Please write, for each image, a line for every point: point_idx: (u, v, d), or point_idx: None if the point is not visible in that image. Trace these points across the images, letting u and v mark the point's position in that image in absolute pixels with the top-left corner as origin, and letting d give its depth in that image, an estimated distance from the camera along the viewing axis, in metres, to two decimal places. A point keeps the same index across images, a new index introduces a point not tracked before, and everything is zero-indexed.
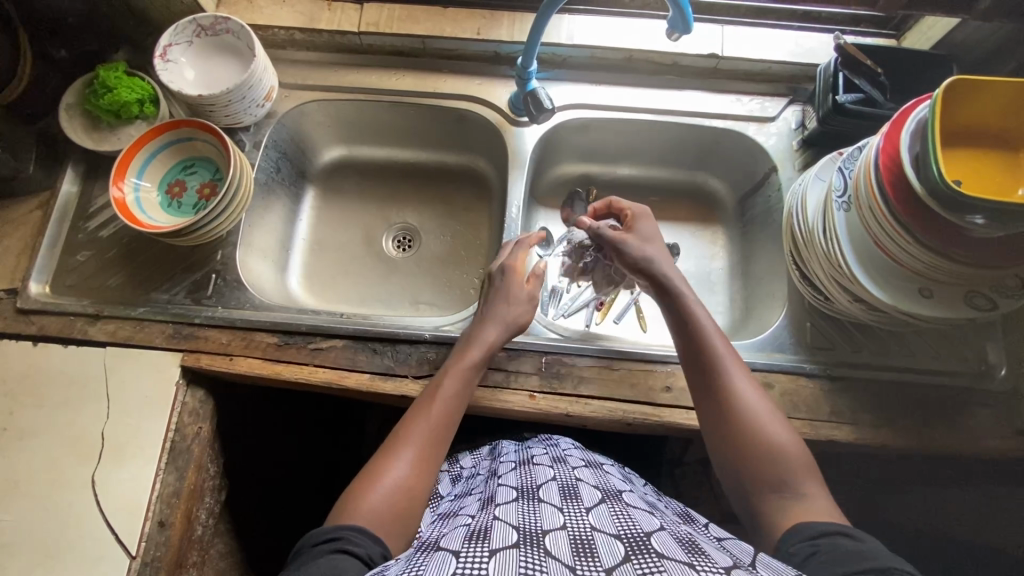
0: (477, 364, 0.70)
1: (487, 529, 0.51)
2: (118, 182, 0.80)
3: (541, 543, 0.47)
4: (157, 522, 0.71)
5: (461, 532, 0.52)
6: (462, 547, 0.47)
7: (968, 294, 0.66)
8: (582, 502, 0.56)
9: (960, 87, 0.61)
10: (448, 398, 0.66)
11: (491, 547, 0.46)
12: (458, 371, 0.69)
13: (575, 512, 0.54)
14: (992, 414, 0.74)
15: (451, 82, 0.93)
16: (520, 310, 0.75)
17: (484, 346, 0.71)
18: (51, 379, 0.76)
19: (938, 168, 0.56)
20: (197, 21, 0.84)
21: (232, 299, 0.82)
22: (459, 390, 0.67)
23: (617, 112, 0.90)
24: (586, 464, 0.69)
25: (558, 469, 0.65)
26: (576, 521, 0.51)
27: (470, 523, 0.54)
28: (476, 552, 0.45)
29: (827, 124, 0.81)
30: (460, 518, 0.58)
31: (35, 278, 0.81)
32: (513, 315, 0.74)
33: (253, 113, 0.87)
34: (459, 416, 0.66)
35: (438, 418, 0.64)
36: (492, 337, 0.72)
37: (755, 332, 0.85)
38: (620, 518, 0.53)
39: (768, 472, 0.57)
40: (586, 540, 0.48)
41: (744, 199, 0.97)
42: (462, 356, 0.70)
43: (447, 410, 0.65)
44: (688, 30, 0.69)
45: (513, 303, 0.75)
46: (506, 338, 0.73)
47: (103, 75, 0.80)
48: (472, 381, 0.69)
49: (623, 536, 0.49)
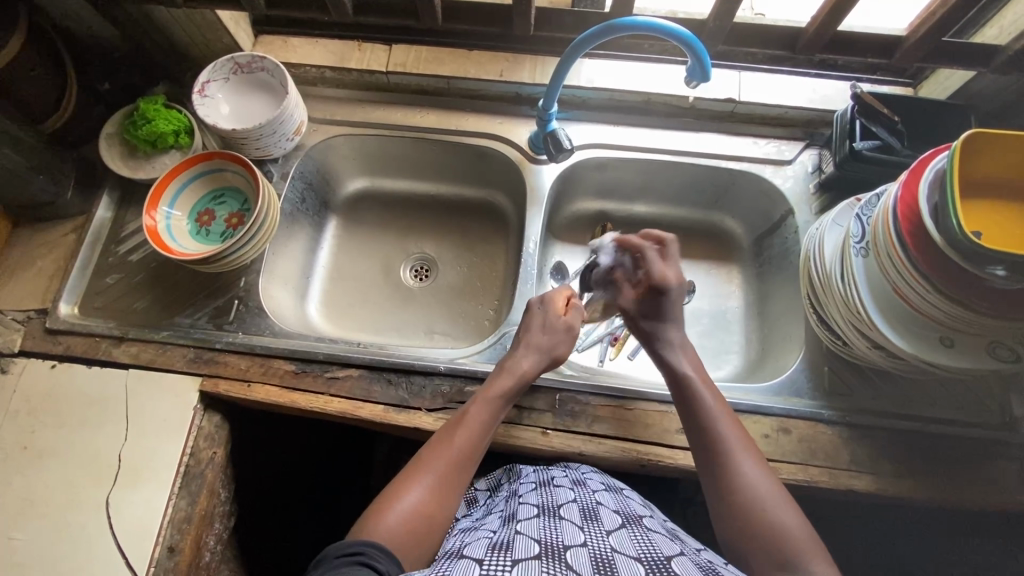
0: (505, 394, 0.69)
1: (509, 542, 0.50)
2: (150, 211, 0.83)
3: (562, 556, 0.47)
4: (166, 547, 0.71)
5: (482, 543, 0.52)
6: (484, 555, 0.47)
7: (990, 344, 0.65)
8: (603, 524, 0.56)
9: (979, 140, 0.61)
10: (473, 424, 0.65)
11: (513, 557, 0.46)
12: (485, 399, 0.68)
13: (596, 532, 0.53)
14: (1018, 468, 0.72)
15: (474, 120, 0.96)
16: (559, 341, 0.74)
17: (513, 375, 0.70)
18: (72, 399, 0.78)
19: (957, 219, 0.56)
20: (234, 59, 0.88)
21: (253, 325, 0.84)
22: (486, 418, 0.67)
23: (634, 152, 0.92)
24: (606, 488, 0.68)
25: (578, 492, 0.64)
26: (597, 540, 0.51)
27: (491, 536, 0.54)
28: (499, 562, 0.46)
29: (844, 169, 0.82)
30: (482, 532, 0.58)
31: (65, 299, 0.84)
32: (550, 344, 0.74)
33: (282, 146, 0.90)
34: (484, 444, 0.65)
35: (462, 446, 0.63)
36: (523, 366, 0.71)
37: (770, 374, 0.85)
38: (640, 541, 0.53)
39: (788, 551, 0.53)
40: (606, 557, 0.48)
41: (760, 238, 0.97)
42: (491, 385, 0.69)
43: (473, 439, 0.64)
44: (706, 78, 0.70)
45: (551, 329, 0.75)
46: (537, 367, 0.72)
47: (142, 107, 0.84)
48: (499, 410, 0.68)
49: (644, 559, 0.49)
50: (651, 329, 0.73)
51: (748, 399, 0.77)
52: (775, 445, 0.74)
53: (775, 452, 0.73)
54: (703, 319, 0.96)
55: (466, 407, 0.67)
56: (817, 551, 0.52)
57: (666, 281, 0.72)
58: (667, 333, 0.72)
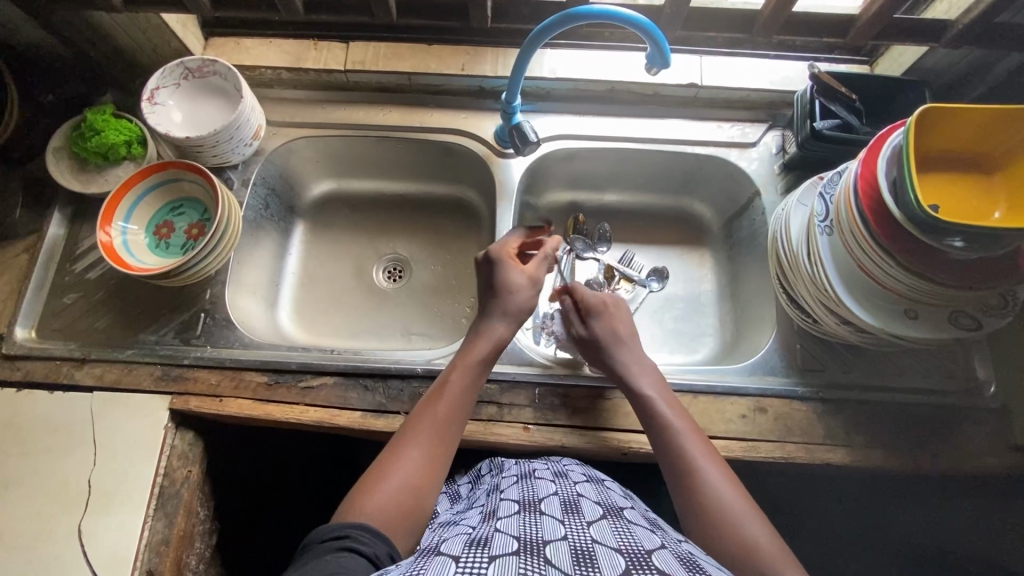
0: (484, 360, 0.70)
1: (487, 538, 0.50)
2: (105, 226, 0.79)
3: (541, 552, 0.47)
4: (145, 571, 0.70)
5: (461, 540, 0.51)
6: (462, 553, 0.46)
7: (952, 314, 0.67)
8: (583, 516, 0.56)
9: (931, 116, 0.62)
10: (456, 393, 0.67)
11: (491, 554, 0.46)
12: (465, 366, 0.69)
13: (576, 525, 0.53)
14: (983, 431, 0.75)
15: (437, 115, 0.95)
16: (524, 295, 0.74)
17: (493, 341, 0.72)
18: (35, 426, 0.75)
19: (914, 194, 0.57)
20: (185, 64, 0.85)
21: (221, 338, 0.81)
22: (467, 386, 0.68)
23: (599, 141, 0.92)
24: (587, 479, 0.68)
25: (559, 485, 0.64)
26: (577, 533, 0.51)
27: (470, 533, 0.53)
28: (476, 559, 0.45)
29: (807, 149, 0.83)
30: (461, 527, 0.58)
31: (21, 323, 0.81)
32: (518, 297, 0.74)
33: (241, 152, 0.87)
34: (465, 412, 0.67)
35: (443, 416, 0.65)
36: (499, 331, 0.72)
37: (745, 354, 0.86)
38: (621, 533, 0.53)
39: (754, 545, 0.53)
40: (586, 550, 0.48)
41: (729, 222, 0.98)
42: (469, 352, 0.71)
43: (454, 408, 0.66)
44: (666, 64, 0.70)
45: (518, 291, 0.74)
46: (512, 330, 0.73)
47: (90, 118, 0.81)
48: (478, 377, 0.70)
49: (624, 551, 0.48)
50: (608, 355, 0.73)
51: (724, 381, 0.78)
52: (752, 424, 0.75)
53: (752, 431, 0.75)
54: (678, 304, 0.97)
55: (447, 375, 0.68)
56: (781, 552, 0.53)
57: (601, 303, 0.77)
58: (621, 355, 0.72)
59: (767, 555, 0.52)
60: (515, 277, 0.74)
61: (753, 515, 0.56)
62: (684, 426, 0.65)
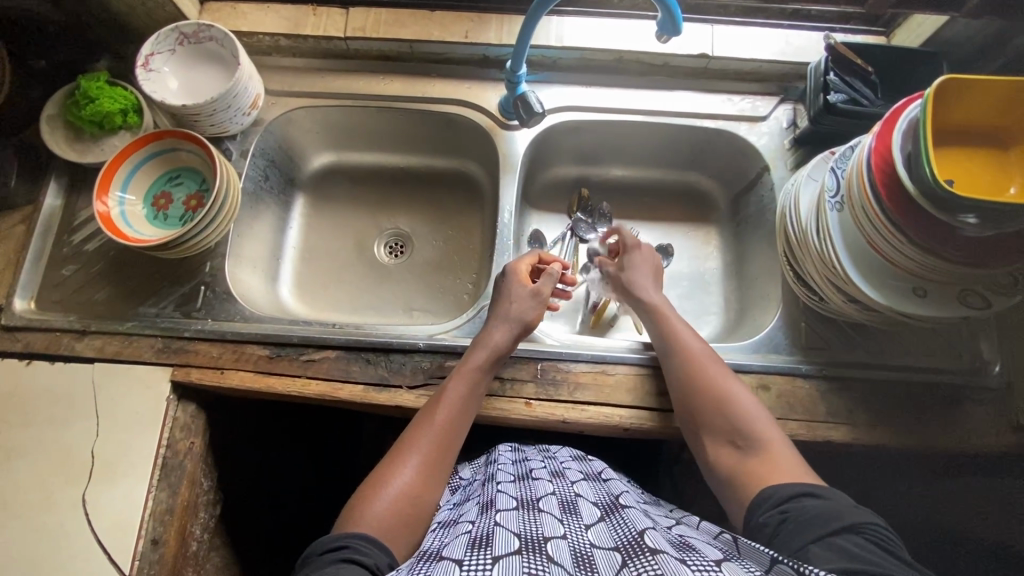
0: (484, 367, 0.70)
1: (489, 536, 0.50)
2: (102, 197, 0.78)
3: (544, 548, 0.47)
4: (150, 539, 0.70)
5: (462, 541, 0.51)
6: (465, 556, 0.46)
7: (962, 292, 0.66)
8: (581, 517, 0.56)
9: (952, 86, 0.61)
10: (455, 402, 0.67)
11: (494, 554, 0.46)
12: (465, 376, 0.69)
13: (575, 526, 0.54)
14: (987, 411, 0.74)
15: (439, 86, 0.92)
16: (527, 306, 0.74)
17: (492, 349, 0.72)
18: (37, 397, 0.75)
19: (930, 168, 0.55)
20: (179, 30, 0.83)
21: (222, 311, 0.81)
22: (466, 395, 0.68)
23: (606, 113, 0.90)
24: (585, 477, 0.68)
25: (557, 486, 0.64)
26: (575, 535, 0.51)
27: (470, 531, 0.53)
28: (479, 560, 0.45)
29: (820, 123, 0.80)
30: (460, 526, 0.58)
31: (20, 294, 0.80)
32: (519, 313, 0.74)
33: (238, 122, 0.85)
34: (466, 420, 0.67)
35: (444, 424, 0.65)
36: (499, 339, 0.72)
37: (750, 333, 0.85)
38: (618, 529, 0.53)
39: (756, 445, 0.60)
40: (585, 553, 0.48)
41: (736, 198, 0.97)
42: (468, 360, 0.71)
43: (453, 416, 0.66)
44: (677, 31, 0.68)
45: (518, 301, 0.75)
46: (513, 338, 0.73)
47: (85, 86, 0.79)
48: (479, 385, 0.70)
49: (620, 547, 0.49)
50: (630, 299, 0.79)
51: (729, 358, 0.77)
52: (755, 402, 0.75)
53: None
54: (683, 282, 0.96)
55: (446, 383, 0.69)
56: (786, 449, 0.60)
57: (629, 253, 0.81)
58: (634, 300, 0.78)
59: (757, 428, 0.62)
60: (521, 292, 0.76)
61: (762, 419, 0.62)
62: (695, 345, 0.70)
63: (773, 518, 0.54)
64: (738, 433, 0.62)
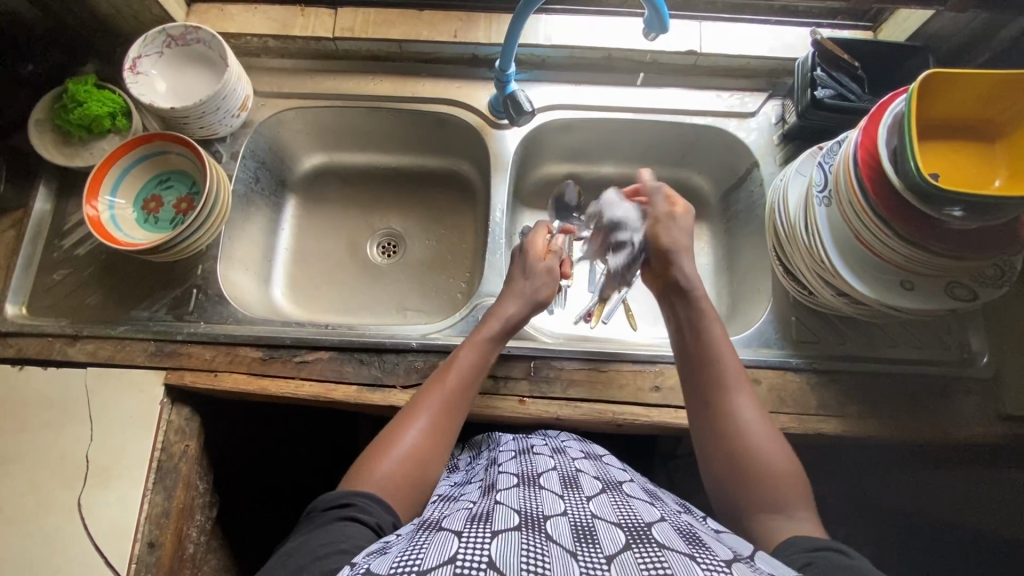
0: (496, 338, 0.70)
1: (489, 513, 0.50)
2: (91, 201, 0.78)
3: (542, 527, 0.47)
4: (146, 542, 0.70)
5: (462, 515, 0.51)
6: (464, 528, 0.46)
7: (948, 284, 0.66)
8: (582, 491, 0.56)
9: (935, 81, 0.61)
10: (466, 369, 0.67)
11: (494, 528, 0.46)
12: (478, 346, 0.69)
13: (575, 500, 0.54)
14: (975, 402, 0.75)
15: (429, 85, 0.92)
16: (541, 282, 0.75)
17: (505, 320, 0.72)
18: (30, 402, 0.75)
19: (914, 163, 0.56)
20: (166, 32, 0.83)
21: (215, 313, 0.81)
22: (476, 365, 0.68)
23: (595, 111, 0.90)
24: (586, 455, 0.68)
25: (558, 460, 0.65)
26: (577, 509, 0.51)
27: (470, 508, 0.53)
28: (478, 534, 0.44)
29: (807, 118, 0.81)
30: (460, 503, 0.58)
31: (12, 299, 0.80)
32: (534, 286, 0.74)
33: (227, 124, 0.85)
34: (475, 387, 0.67)
35: (454, 390, 0.65)
36: (511, 311, 0.72)
37: (742, 327, 0.86)
38: (622, 508, 0.53)
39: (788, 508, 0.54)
40: (586, 526, 0.48)
41: (727, 194, 0.97)
42: (481, 331, 0.71)
43: (463, 381, 0.66)
44: (663, 29, 0.68)
45: (533, 277, 0.75)
46: (525, 311, 0.73)
47: (73, 89, 0.79)
48: (488, 357, 0.70)
49: (624, 525, 0.49)
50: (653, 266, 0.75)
51: None
52: None
53: None
54: None
55: (459, 351, 0.69)
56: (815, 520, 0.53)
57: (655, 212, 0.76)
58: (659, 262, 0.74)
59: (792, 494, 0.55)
60: (535, 265, 0.76)
61: (799, 486, 0.55)
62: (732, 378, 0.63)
63: (799, 558, 0.48)
64: (774, 497, 0.55)
